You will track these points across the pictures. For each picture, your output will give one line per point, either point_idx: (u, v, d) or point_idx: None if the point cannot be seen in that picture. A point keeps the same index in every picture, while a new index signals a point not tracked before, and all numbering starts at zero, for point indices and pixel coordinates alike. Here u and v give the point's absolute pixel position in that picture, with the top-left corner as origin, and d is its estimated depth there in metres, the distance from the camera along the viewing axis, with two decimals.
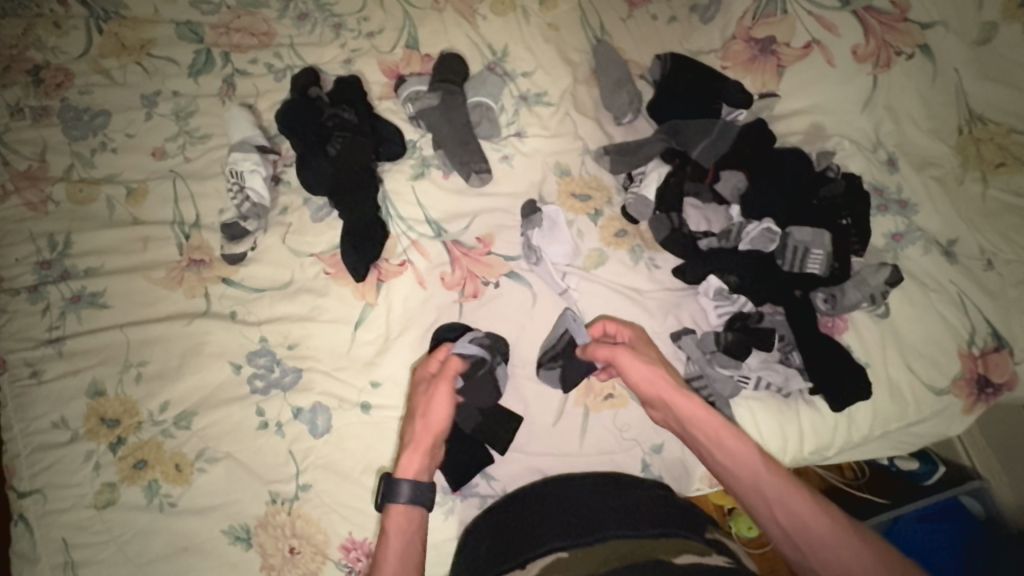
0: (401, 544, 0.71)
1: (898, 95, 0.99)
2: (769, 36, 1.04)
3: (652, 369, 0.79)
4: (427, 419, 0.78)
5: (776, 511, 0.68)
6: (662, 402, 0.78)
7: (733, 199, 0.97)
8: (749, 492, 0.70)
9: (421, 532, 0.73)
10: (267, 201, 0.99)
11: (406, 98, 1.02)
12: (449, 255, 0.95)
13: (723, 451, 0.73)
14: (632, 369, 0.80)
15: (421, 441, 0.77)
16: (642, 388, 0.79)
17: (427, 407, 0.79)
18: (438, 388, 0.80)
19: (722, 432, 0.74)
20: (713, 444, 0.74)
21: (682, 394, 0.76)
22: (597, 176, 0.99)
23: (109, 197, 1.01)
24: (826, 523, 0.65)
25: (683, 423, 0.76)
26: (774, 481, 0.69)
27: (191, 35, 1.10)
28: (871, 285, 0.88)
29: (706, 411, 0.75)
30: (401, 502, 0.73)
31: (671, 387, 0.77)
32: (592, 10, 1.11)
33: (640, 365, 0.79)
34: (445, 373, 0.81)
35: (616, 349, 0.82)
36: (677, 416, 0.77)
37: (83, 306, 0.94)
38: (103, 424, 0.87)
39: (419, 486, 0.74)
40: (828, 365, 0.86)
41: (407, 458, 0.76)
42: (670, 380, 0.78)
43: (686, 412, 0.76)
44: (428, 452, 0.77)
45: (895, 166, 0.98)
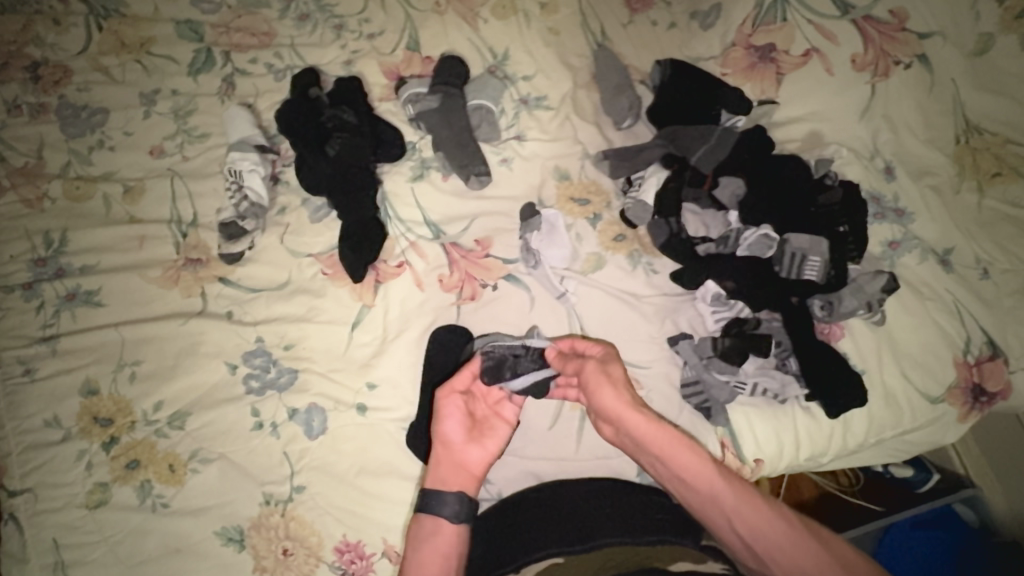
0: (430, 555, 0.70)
1: (896, 104, 1.00)
2: (769, 43, 1.05)
3: (606, 386, 0.76)
4: (438, 434, 0.77)
5: (734, 523, 0.68)
6: (616, 419, 0.76)
7: (731, 205, 0.96)
8: (704, 504, 0.71)
9: (449, 546, 0.71)
10: (265, 201, 0.98)
11: (407, 100, 1.02)
12: (447, 257, 0.95)
13: (678, 467, 0.72)
14: (592, 390, 0.77)
15: (439, 453, 0.77)
16: (600, 407, 0.77)
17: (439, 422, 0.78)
18: (442, 401, 0.79)
19: (677, 447, 0.72)
20: (668, 460, 0.73)
21: (633, 410, 0.75)
22: (596, 180, 1.00)
23: (106, 195, 1.00)
24: (781, 529, 0.66)
25: (638, 440, 0.75)
26: (728, 490, 0.69)
27: (192, 34, 1.10)
28: (868, 292, 0.88)
29: (658, 427, 0.73)
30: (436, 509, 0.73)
31: (624, 407, 0.75)
32: (593, 15, 1.12)
33: (602, 387, 0.76)
34: (447, 384, 0.80)
35: (584, 363, 0.80)
36: (631, 434, 0.75)
37: (79, 304, 0.93)
38: (96, 423, 0.87)
39: (439, 497, 0.73)
40: (825, 372, 0.85)
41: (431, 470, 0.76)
42: (625, 398, 0.76)
43: (640, 429, 0.74)
44: (450, 462, 0.76)
45: (892, 174, 0.98)
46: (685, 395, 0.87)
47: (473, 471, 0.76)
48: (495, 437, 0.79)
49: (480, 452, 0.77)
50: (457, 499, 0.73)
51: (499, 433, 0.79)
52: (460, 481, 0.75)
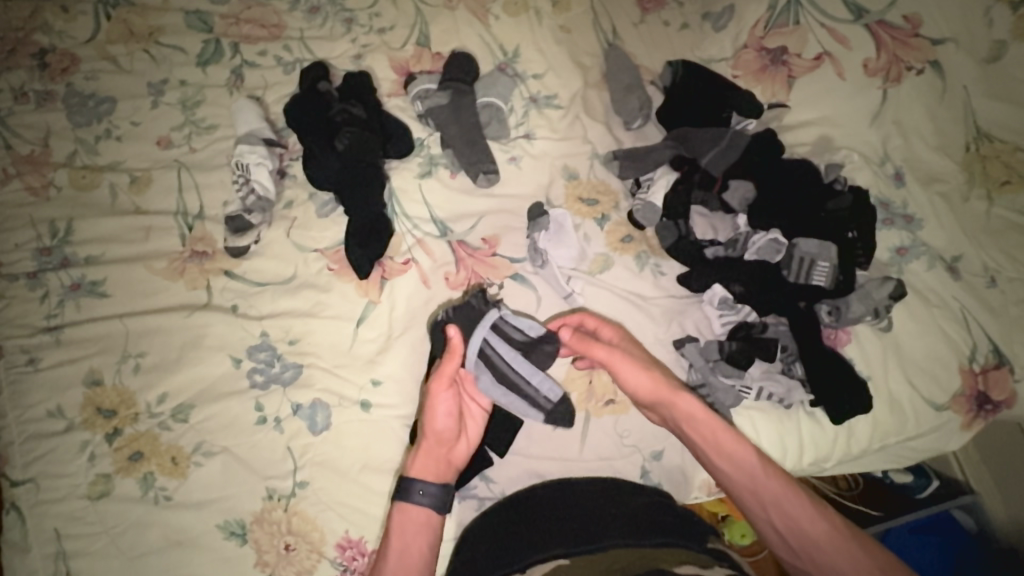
0: (402, 543, 0.69)
1: (907, 110, 0.99)
2: (781, 46, 1.03)
3: (642, 372, 0.78)
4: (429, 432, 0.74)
5: (772, 515, 0.69)
6: (657, 404, 0.78)
7: (740, 209, 0.93)
8: (746, 494, 0.71)
9: (431, 535, 0.71)
10: (272, 194, 0.98)
11: (416, 96, 1.01)
12: (454, 255, 0.95)
13: (724, 456, 0.73)
14: (629, 372, 0.79)
15: (427, 442, 0.74)
16: (638, 393, 0.80)
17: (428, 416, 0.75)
18: (434, 390, 0.75)
19: (723, 434, 0.73)
20: (714, 447, 0.74)
21: (674, 393, 0.76)
22: (605, 181, 0.98)
23: (112, 184, 1.00)
24: (821, 528, 0.66)
25: (683, 424, 0.76)
26: (768, 483, 0.70)
27: (201, 24, 1.09)
28: (876, 299, 0.86)
29: (703, 413, 0.75)
30: (412, 501, 0.70)
31: (669, 389, 0.77)
32: (605, 14, 1.11)
33: (634, 371, 0.78)
34: (443, 374, 0.75)
35: (613, 350, 0.80)
36: (676, 416, 0.77)
37: (83, 294, 0.94)
38: (99, 414, 0.88)
39: (427, 488, 0.71)
40: (831, 378, 0.84)
41: (416, 457, 0.74)
42: (666, 383, 0.77)
43: (686, 411, 0.75)
44: (435, 453, 0.74)
45: (901, 181, 0.98)
46: None
47: (456, 461, 0.75)
48: (475, 419, 0.78)
49: (467, 444, 0.77)
50: (445, 493, 0.72)
51: (477, 415, 0.78)
52: (445, 473, 0.73)
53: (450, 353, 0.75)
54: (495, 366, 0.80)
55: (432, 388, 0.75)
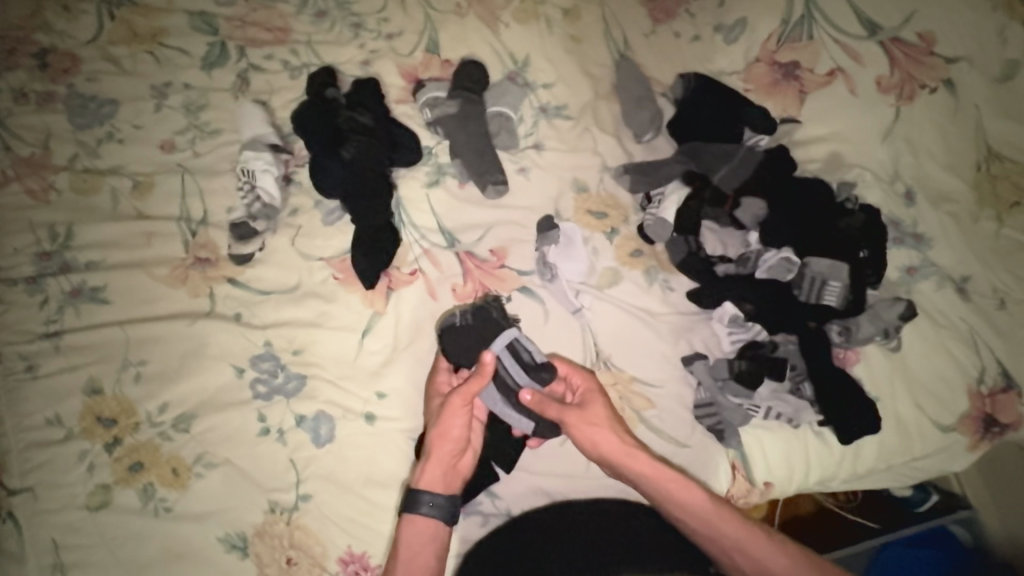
0: (411, 557, 0.72)
1: (918, 128, 0.98)
2: (793, 61, 1.02)
3: (601, 435, 0.79)
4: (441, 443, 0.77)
5: (736, 558, 0.73)
6: (613, 464, 0.79)
7: (751, 226, 0.92)
8: (710, 543, 0.75)
9: (437, 545, 0.74)
10: (278, 202, 0.97)
11: (425, 104, 1.00)
12: (461, 267, 0.94)
13: (680, 509, 0.76)
14: (581, 435, 0.80)
15: (437, 453, 0.77)
16: (598, 453, 0.80)
17: (441, 425, 0.78)
18: (455, 404, 0.78)
19: (677, 489, 0.76)
20: (669, 502, 0.76)
21: (628, 454, 0.78)
22: (614, 194, 0.97)
23: (114, 189, 0.98)
24: (783, 565, 0.71)
25: (639, 484, 0.78)
26: (729, 531, 0.74)
27: (206, 26, 1.07)
28: (885, 319, 0.86)
29: (657, 471, 0.77)
30: (421, 513, 0.74)
31: (621, 452, 0.78)
32: (615, 24, 1.09)
33: (595, 437, 0.79)
34: (468, 392, 0.77)
35: (564, 410, 0.81)
36: (630, 477, 0.79)
37: (83, 301, 0.93)
38: (99, 423, 0.87)
39: (435, 500, 0.74)
40: (841, 398, 0.84)
41: (425, 468, 0.76)
42: (620, 446, 0.78)
43: (639, 472, 0.77)
44: (443, 463, 0.77)
45: (912, 200, 0.97)
46: (699, 416, 0.86)
47: (462, 471, 0.78)
48: (479, 431, 0.83)
49: (472, 457, 0.80)
50: (453, 503, 0.75)
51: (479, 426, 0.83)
52: (452, 484, 0.76)
53: (481, 374, 0.77)
54: (499, 378, 0.84)
55: (452, 402, 0.78)
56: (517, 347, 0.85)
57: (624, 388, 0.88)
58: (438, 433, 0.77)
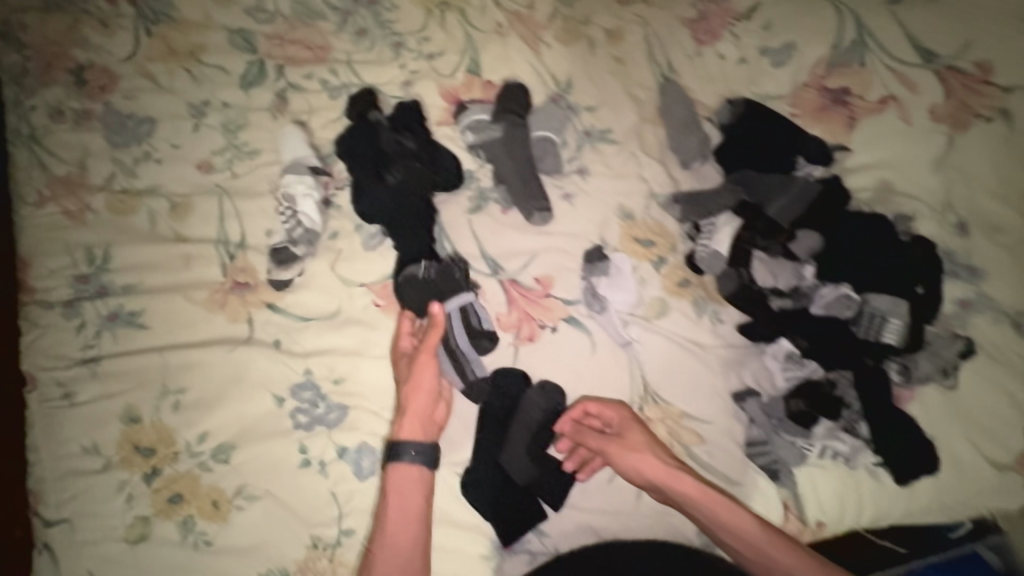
0: (403, 508, 0.78)
1: (973, 157, 0.96)
2: (843, 87, 1.00)
3: (642, 461, 0.80)
4: (413, 398, 0.83)
5: None
6: (656, 489, 0.80)
7: (806, 259, 0.89)
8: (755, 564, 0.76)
9: (424, 492, 0.80)
10: (318, 226, 0.95)
11: (467, 126, 0.99)
12: (505, 295, 0.92)
13: (727, 530, 0.77)
14: (623, 463, 0.81)
15: (414, 406, 0.83)
16: (640, 479, 0.81)
17: (412, 382, 0.84)
18: (421, 360, 0.85)
19: (722, 510, 0.77)
20: (714, 523, 0.77)
21: (671, 477, 0.79)
22: (661, 222, 0.95)
23: (151, 210, 0.96)
24: None
25: (683, 505, 0.79)
26: (776, 554, 0.74)
27: (244, 43, 1.05)
28: (944, 357, 0.85)
29: (702, 494, 0.78)
30: (405, 460, 0.80)
31: (664, 474, 0.79)
32: (660, 45, 1.07)
33: (635, 463, 0.80)
34: (430, 345, 0.85)
35: (603, 440, 0.83)
36: (675, 498, 0.80)
37: (120, 326, 0.91)
38: (137, 453, 0.85)
39: (417, 448, 0.80)
40: (897, 438, 0.82)
41: (405, 422, 0.82)
42: (664, 470, 0.79)
43: (683, 496, 0.78)
44: (422, 416, 0.83)
45: (966, 231, 0.94)
46: (750, 455, 0.84)
47: (439, 420, 0.85)
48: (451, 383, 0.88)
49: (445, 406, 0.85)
50: (433, 449, 0.81)
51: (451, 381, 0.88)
52: (432, 433, 0.83)
53: (434, 326, 0.85)
54: (452, 337, 0.88)
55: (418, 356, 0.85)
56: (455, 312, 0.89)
57: (673, 424, 0.86)
58: (408, 387, 0.84)
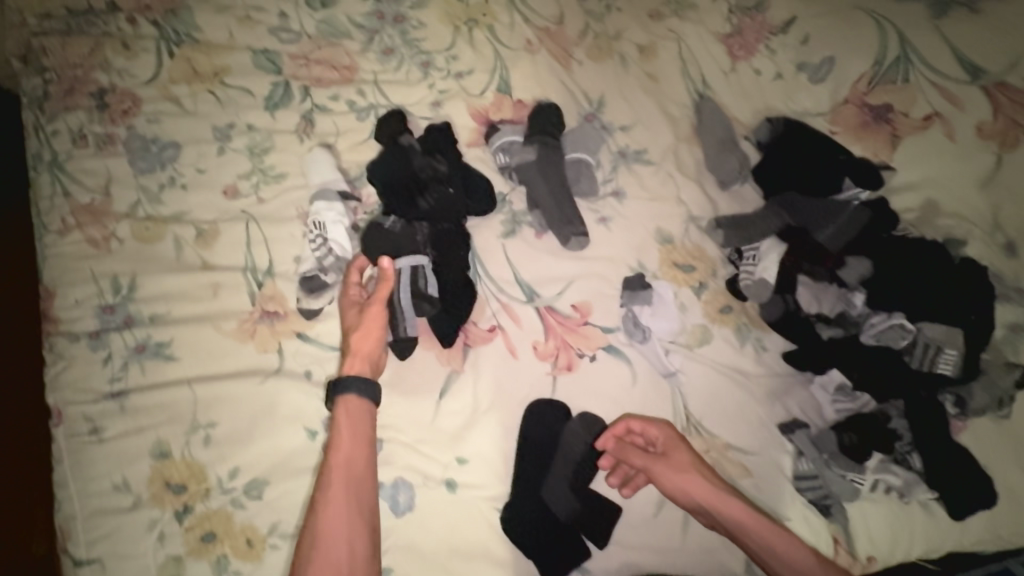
0: (350, 440, 0.78)
1: (1023, 175, 0.93)
2: (886, 103, 0.98)
3: (690, 481, 0.78)
4: (359, 341, 0.83)
5: None
6: (704, 512, 0.77)
7: (855, 285, 0.87)
8: None
9: (367, 429, 0.79)
10: (349, 253, 0.93)
11: (499, 148, 0.96)
12: (542, 323, 0.89)
13: (779, 559, 0.74)
14: (668, 483, 0.79)
15: (360, 348, 0.83)
16: (686, 501, 0.78)
17: (359, 327, 0.84)
18: (371, 307, 0.85)
19: (776, 540, 0.74)
20: (766, 551, 0.74)
21: (721, 498, 0.76)
22: (700, 245, 0.93)
23: (177, 237, 0.94)
24: None
25: (733, 531, 0.76)
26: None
27: (269, 64, 1.03)
28: (1000, 388, 0.82)
29: (754, 519, 0.75)
30: (348, 394, 0.79)
31: (711, 496, 0.76)
32: (694, 61, 1.05)
33: (681, 481, 0.78)
34: (379, 294, 0.85)
35: (649, 460, 0.81)
36: (724, 524, 0.77)
37: (148, 357, 0.89)
38: (168, 489, 0.83)
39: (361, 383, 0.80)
40: (953, 471, 0.79)
41: (350, 362, 0.82)
42: (712, 492, 0.77)
43: (733, 520, 0.75)
44: (367, 357, 0.83)
45: (1015, 252, 0.92)
46: (800, 488, 0.82)
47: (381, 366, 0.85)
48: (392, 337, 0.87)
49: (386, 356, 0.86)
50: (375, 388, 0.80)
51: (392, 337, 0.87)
52: (376, 373, 0.83)
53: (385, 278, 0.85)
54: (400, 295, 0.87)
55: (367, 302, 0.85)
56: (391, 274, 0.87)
57: (718, 455, 0.83)
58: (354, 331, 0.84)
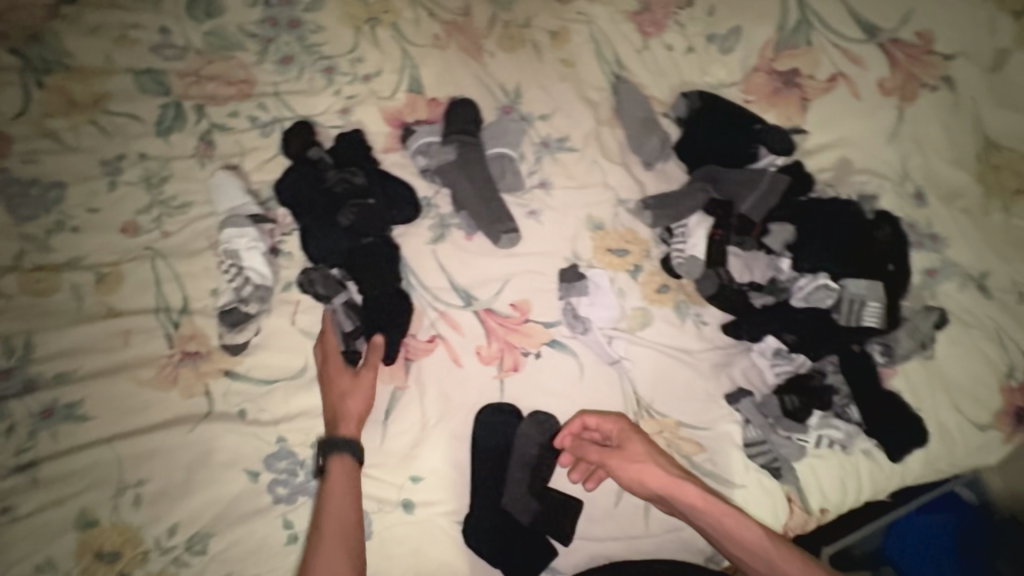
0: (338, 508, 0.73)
1: (924, 126, 0.97)
2: (793, 68, 0.99)
3: (646, 471, 0.76)
4: (345, 401, 0.79)
5: None
6: (662, 499, 0.77)
7: (781, 251, 0.89)
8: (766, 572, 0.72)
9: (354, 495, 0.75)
10: (269, 279, 0.87)
11: (418, 150, 0.93)
12: (483, 326, 0.87)
13: (736, 543, 0.73)
14: (624, 475, 0.78)
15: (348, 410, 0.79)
16: (644, 490, 0.77)
17: (342, 386, 0.80)
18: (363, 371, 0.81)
19: (731, 521, 0.73)
20: (724, 535, 0.74)
21: (678, 485, 0.75)
22: (633, 228, 0.92)
23: (76, 285, 0.86)
24: None
25: (691, 516, 0.75)
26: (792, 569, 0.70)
27: (156, 86, 0.95)
28: (922, 331, 0.87)
29: (711, 504, 0.74)
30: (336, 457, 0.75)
31: (667, 483, 0.75)
32: (606, 42, 1.04)
33: (637, 474, 0.77)
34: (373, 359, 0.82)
35: (605, 453, 0.80)
36: (682, 509, 0.76)
37: (58, 421, 0.80)
38: (101, 560, 0.75)
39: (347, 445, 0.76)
40: (889, 417, 0.83)
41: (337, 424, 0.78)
42: (670, 479, 0.75)
43: (690, 504, 0.74)
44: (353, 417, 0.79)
45: (923, 200, 0.96)
46: (751, 455, 0.83)
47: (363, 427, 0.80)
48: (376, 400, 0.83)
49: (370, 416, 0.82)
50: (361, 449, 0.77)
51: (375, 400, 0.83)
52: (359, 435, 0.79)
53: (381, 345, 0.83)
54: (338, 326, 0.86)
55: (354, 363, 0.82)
56: (327, 278, 0.87)
57: (671, 435, 0.84)
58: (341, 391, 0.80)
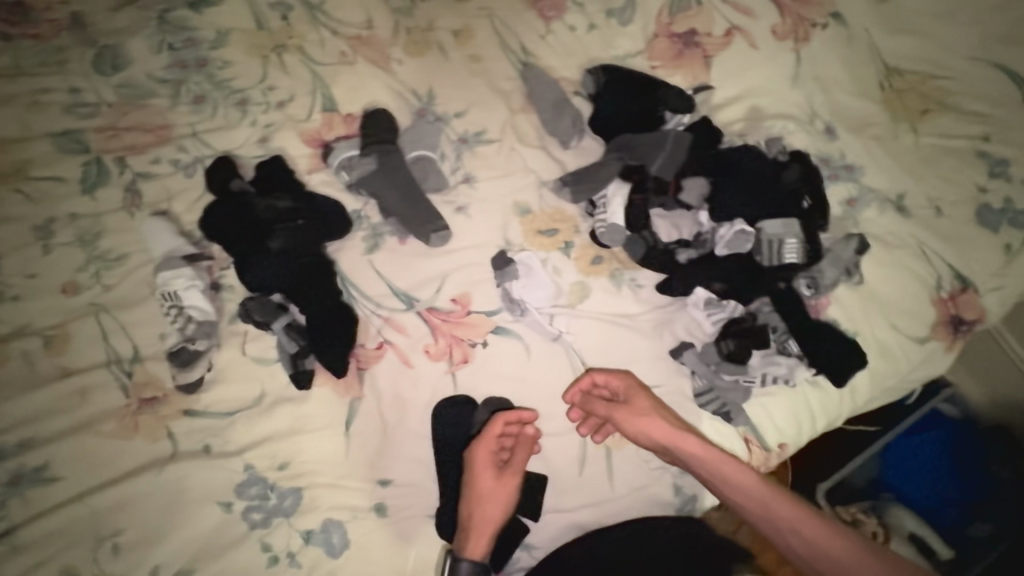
0: None
1: (821, 65, 1.01)
2: (690, 29, 1.03)
3: (647, 423, 0.80)
4: (485, 509, 0.78)
5: (792, 539, 0.73)
6: (664, 447, 0.80)
7: (699, 205, 0.93)
8: (760, 511, 0.75)
9: None
10: (213, 314, 0.89)
11: (340, 166, 0.95)
12: (427, 325, 0.89)
13: (728, 484, 0.76)
14: (631, 427, 0.81)
15: (480, 521, 0.78)
16: (646, 439, 0.81)
17: (486, 488, 0.79)
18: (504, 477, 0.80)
19: (728, 469, 0.77)
20: (719, 479, 0.77)
21: (681, 434, 0.78)
22: (559, 206, 0.95)
23: (25, 352, 0.86)
24: (845, 550, 0.71)
25: (691, 463, 0.79)
26: (784, 510, 0.74)
27: (75, 145, 0.96)
28: (845, 258, 0.89)
29: (707, 449, 0.78)
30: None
31: (670, 434, 0.79)
32: (509, 33, 1.07)
33: (642, 426, 0.80)
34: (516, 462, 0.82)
35: (611, 406, 0.82)
36: (682, 457, 0.79)
37: (28, 486, 0.79)
38: None
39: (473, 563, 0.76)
40: (826, 346, 0.86)
41: (471, 538, 0.77)
42: (672, 429, 0.79)
43: (685, 449, 0.78)
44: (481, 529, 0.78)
45: (834, 133, 0.99)
46: (702, 404, 0.86)
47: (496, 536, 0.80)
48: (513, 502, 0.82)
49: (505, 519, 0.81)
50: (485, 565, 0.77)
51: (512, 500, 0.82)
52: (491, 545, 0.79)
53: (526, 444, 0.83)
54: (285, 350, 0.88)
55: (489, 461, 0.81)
56: (263, 305, 0.88)
57: None
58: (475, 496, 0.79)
